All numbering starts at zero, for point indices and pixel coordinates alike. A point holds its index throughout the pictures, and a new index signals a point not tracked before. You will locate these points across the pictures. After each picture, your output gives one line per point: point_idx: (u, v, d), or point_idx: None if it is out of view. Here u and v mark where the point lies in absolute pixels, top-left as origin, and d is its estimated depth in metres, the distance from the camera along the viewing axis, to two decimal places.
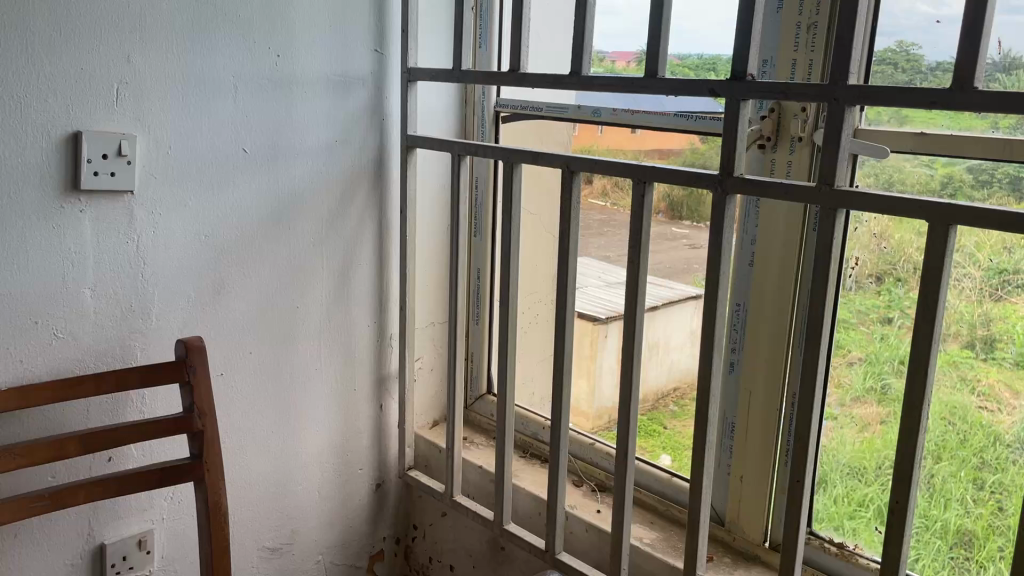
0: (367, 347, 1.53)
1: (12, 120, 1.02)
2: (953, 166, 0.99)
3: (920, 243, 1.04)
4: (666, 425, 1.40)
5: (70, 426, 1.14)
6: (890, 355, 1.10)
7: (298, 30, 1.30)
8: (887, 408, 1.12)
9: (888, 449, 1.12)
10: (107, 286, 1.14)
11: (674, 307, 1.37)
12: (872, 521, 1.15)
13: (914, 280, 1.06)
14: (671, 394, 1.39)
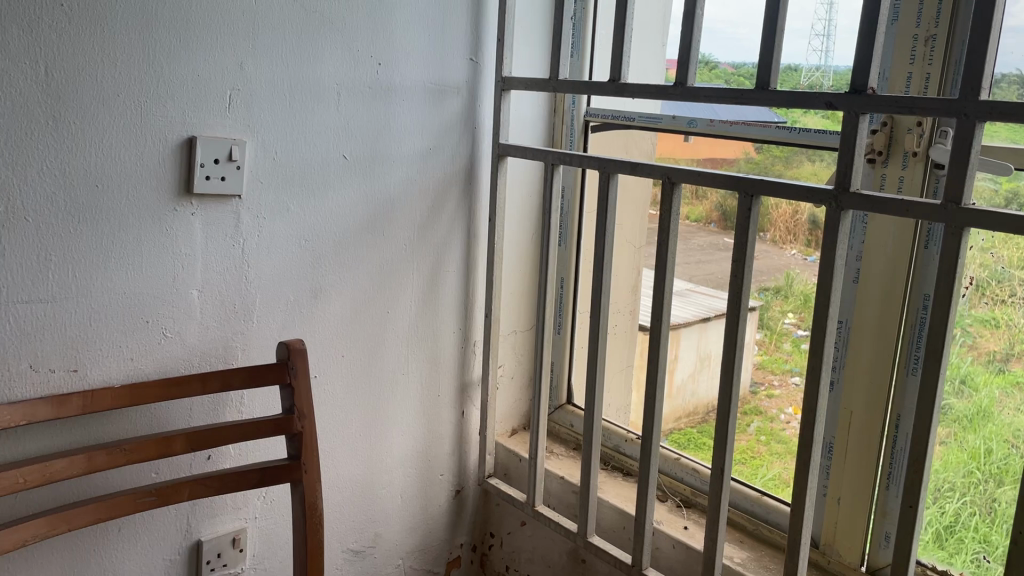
0: (452, 354, 1.53)
1: (133, 124, 1.05)
2: (1018, 181, 0.99)
3: (980, 260, 1.06)
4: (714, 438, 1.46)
5: (174, 424, 1.17)
6: (951, 374, 1.10)
7: (399, 40, 1.31)
8: (947, 428, 1.12)
9: (948, 472, 1.12)
10: (213, 287, 1.17)
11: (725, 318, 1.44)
12: (931, 544, 1.14)
13: (981, 297, 1.07)
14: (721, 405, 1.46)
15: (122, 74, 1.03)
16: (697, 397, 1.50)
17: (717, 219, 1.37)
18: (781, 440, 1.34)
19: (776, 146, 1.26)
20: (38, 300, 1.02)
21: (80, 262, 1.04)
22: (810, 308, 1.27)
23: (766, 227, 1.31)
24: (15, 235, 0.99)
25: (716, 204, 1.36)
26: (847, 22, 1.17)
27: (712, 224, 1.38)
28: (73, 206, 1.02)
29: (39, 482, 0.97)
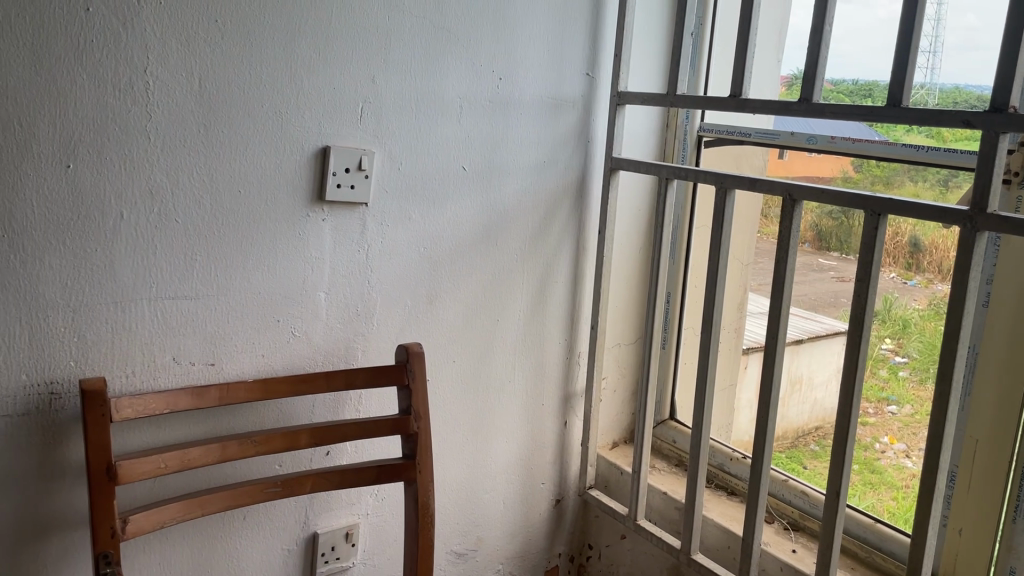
0: (558, 364, 1.55)
1: (274, 134, 1.12)
2: None
3: None
4: (806, 465, 1.45)
5: (297, 419, 1.22)
6: None
7: (520, 55, 1.35)
8: None
9: None
10: (339, 290, 1.23)
11: (818, 342, 1.43)
12: None
13: None
14: (813, 432, 1.44)
15: (267, 87, 1.10)
16: (787, 422, 1.47)
17: (812, 239, 1.39)
18: (878, 470, 1.34)
19: (875, 163, 1.26)
20: (184, 296, 1.09)
21: (222, 262, 1.11)
22: (908, 334, 1.26)
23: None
24: (166, 235, 1.06)
25: (812, 224, 1.38)
26: (954, 39, 1.15)
27: (806, 244, 1.39)
28: (217, 209, 1.09)
29: (178, 468, 1.03)
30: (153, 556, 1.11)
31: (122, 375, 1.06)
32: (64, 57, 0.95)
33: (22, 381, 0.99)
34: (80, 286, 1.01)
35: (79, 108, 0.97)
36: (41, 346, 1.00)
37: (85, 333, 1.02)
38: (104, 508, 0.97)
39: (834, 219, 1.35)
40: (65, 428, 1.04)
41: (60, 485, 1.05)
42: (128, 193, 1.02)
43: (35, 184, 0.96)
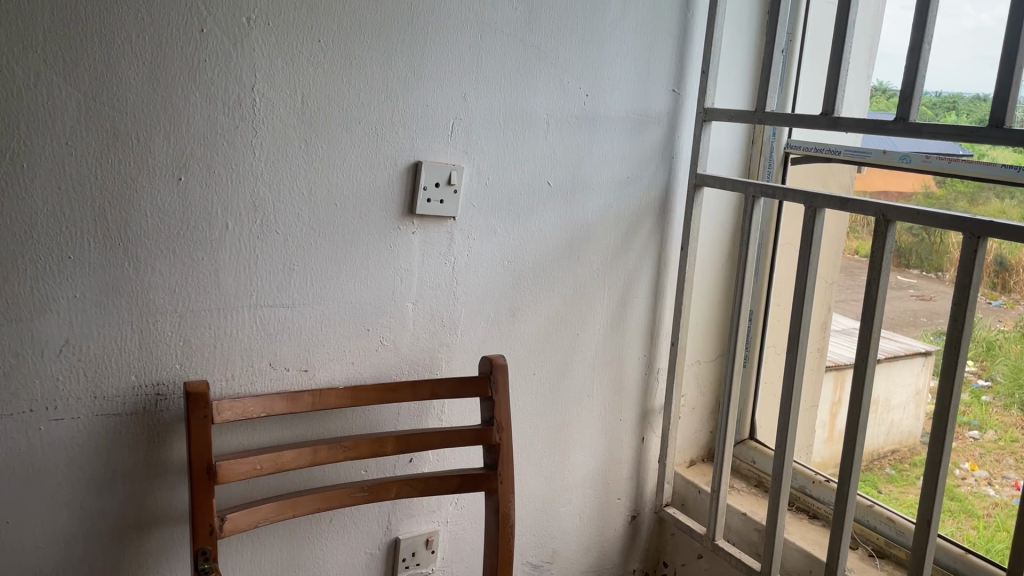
0: (637, 379, 1.54)
1: (369, 149, 1.16)
2: None
3: None
4: (881, 489, 1.43)
5: (383, 426, 1.25)
6: None
7: (607, 72, 1.36)
8: None
9: None
10: (426, 301, 1.26)
11: (896, 363, 1.38)
12: None
13: None
14: (889, 456, 1.41)
15: (364, 103, 1.14)
16: None
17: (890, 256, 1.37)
18: (956, 497, 1.29)
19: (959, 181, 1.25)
20: (281, 305, 1.14)
21: (316, 271, 1.16)
22: (994, 356, 1.23)
23: (945, 265, 1.28)
24: (267, 245, 1.11)
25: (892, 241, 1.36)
26: None
27: None
28: (315, 222, 1.14)
29: (272, 470, 1.07)
30: (245, 554, 1.15)
31: (223, 378, 1.12)
32: (179, 75, 1.00)
33: (131, 382, 1.05)
34: (188, 292, 1.06)
35: (191, 124, 1.02)
36: (150, 349, 1.05)
37: (190, 337, 1.08)
38: (204, 507, 1.01)
39: (915, 235, 1.33)
40: (168, 428, 1.09)
41: (162, 483, 1.10)
42: (233, 205, 1.07)
43: (149, 196, 1.01)
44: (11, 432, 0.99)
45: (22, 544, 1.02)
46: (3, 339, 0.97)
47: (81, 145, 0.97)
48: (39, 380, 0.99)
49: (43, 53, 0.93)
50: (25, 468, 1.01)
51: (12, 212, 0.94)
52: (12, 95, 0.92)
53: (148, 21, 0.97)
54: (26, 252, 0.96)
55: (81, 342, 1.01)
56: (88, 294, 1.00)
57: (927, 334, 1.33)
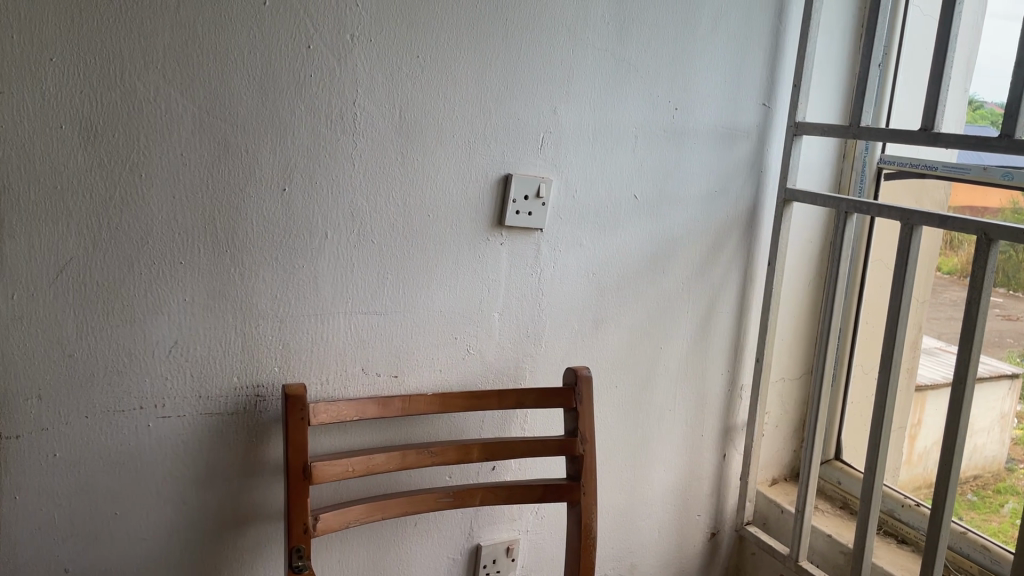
0: (720, 395, 1.53)
1: (462, 161, 1.18)
2: None
3: None
4: (963, 516, 1.39)
5: (468, 434, 1.27)
6: None
7: (697, 85, 1.36)
8: None
9: None
10: (512, 311, 1.28)
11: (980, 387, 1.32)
12: None
13: None
14: (971, 482, 1.37)
15: (458, 117, 1.16)
16: None
17: None
18: None
19: None
20: (374, 312, 1.17)
21: (408, 280, 1.19)
22: None
23: None
24: (363, 254, 1.14)
25: None
26: None
27: None
28: (409, 232, 1.17)
29: (362, 473, 1.10)
30: (334, 554, 1.18)
31: (318, 382, 1.16)
32: (285, 90, 1.05)
33: (233, 383, 1.10)
34: (288, 298, 1.11)
35: (296, 137, 1.07)
36: (251, 351, 1.10)
37: (289, 341, 1.12)
38: (298, 507, 1.05)
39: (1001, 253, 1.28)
40: (266, 429, 1.13)
41: (259, 481, 1.14)
42: (332, 215, 1.11)
43: (254, 205, 1.06)
44: (123, 428, 1.05)
45: (129, 535, 1.08)
46: (118, 339, 1.02)
47: (195, 157, 1.02)
48: (149, 379, 1.05)
49: (163, 70, 0.98)
50: (135, 462, 1.06)
51: (130, 219, 1.00)
52: (133, 109, 0.98)
53: (259, 38, 1.02)
54: (142, 257, 1.01)
55: (189, 344, 1.06)
56: (196, 298, 1.05)
57: (1012, 355, 1.30)
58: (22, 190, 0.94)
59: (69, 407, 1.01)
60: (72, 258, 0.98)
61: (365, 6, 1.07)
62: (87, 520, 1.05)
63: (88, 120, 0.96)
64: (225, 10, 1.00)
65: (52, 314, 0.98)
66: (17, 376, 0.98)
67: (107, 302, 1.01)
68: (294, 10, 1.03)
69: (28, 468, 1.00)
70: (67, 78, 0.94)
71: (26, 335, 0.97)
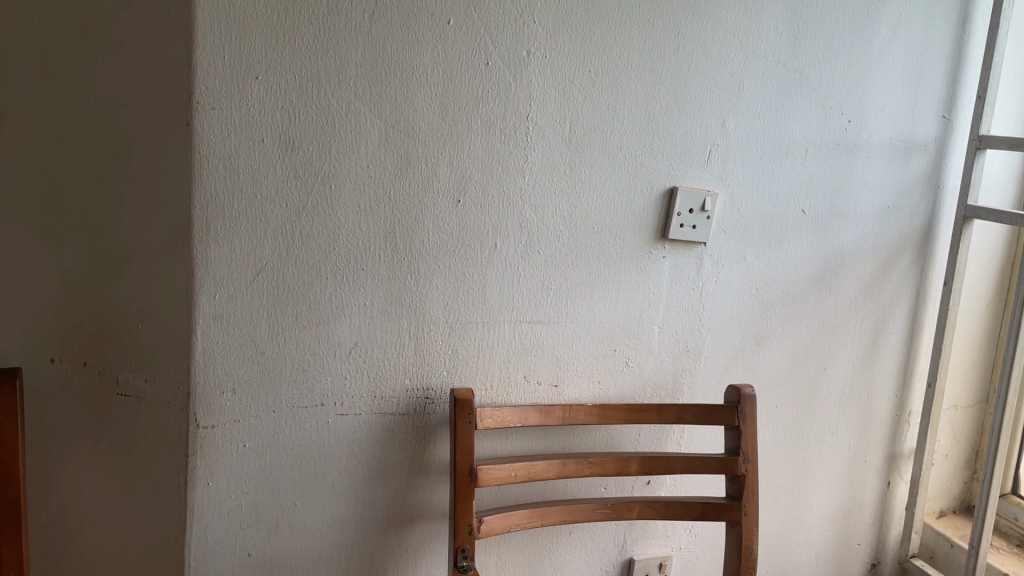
0: (886, 420, 1.46)
1: (629, 174, 1.18)
2: None
3: None
4: None
5: (624, 447, 1.27)
6: None
7: (871, 97, 1.31)
8: None
9: None
10: (672, 326, 1.27)
11: None
12: None
13: None
14: None
15: (628, 129, 1.17)
16: None
17: None
18: None
19: None
20: (537, 321, 1.19)
21: (572, 292, 1.20)
22: None
23: None
24: (529, 264, 1.17)
25: None
26: None
27: None
28: (574, 243, 1.18)
29: (525, 479, 1.13)
30: (492, 557, 1.21)
31: (483, 387, 1.19)
32: (464, 106, 1.09)
33: (405, 385, 1.15)
34: (458, 305, 1.15)
35: (472, 150, 1.11)
36: (423, 356, 1.15)
37: (457, 347, 1.16)
38: (464, 508, 1.08)
39: None
40: (434, 431, 1.18)
41: (425, 480, 1.19)
42: (502, 225, 1.14)
43: (432, 216, 1.11)
44: (306, 423, 1.11)
45: (306, 524, 1.14)
46: (305, 339, 1.09)
47: (379, 169, 1.07)
48: (330, 377, 1.11)
49: (354, 87, 1.04)
50: (314, 456, 1.13)
51: (320, 227, 1.06)
52: (327, 124, 1.04)
53: (442, 56, 1.07)
54: (328, 263, 1.08)
55: (367, 346, 1.12)
56: (375, 303, 1.11)
57: None
58: (227, 198, 1.02)
59: (259, 402, 1.09)
60: (267, 262, 1.05)
61: (542, 22, 1.09)
62: (270, 508, 1.12)
63: (286, 135, 1.03)
64: (412, 30, 1.05)
65: (248, 315, 1.06)
66: (216, 370, 1.06)
67: (296, 305, 1.08)
68: (476, 29, 1.07)
69: (221, 456, 1.08)
70: (270, 95, 1.01)
71: (225, 332, 1.05)
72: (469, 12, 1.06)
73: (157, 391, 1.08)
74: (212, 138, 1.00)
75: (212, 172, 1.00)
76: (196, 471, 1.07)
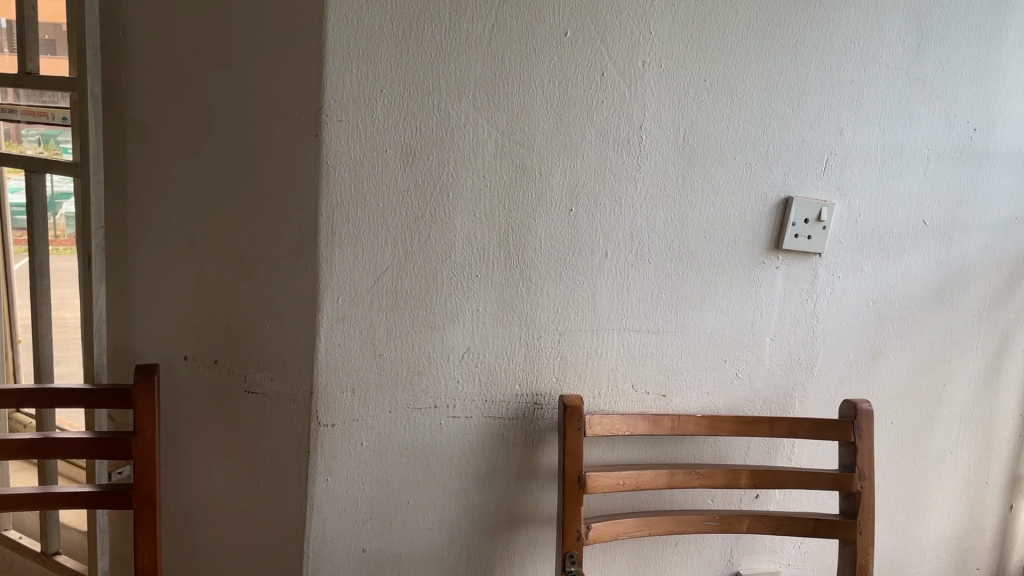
0: (1010, 441, 1.40)
1: (743, 183, 1.17)
2: None
3: None
4: None
5: (732, 459, 1.26)
6: None
7: (999, 104, 1.26)
8: None
9: None
10: (784, 337, 1.25)
11: None
12: None
13: None
14: None
15: (743, 139, 1.16)
16: None
17: None
18: None
19: None
20: (647, 330, 1.20)
21: (684, 302, 1.20)
22: None
23: None
24: (640, 274, 1.17)
25: None
26: None
27: None
28: (685, 253, 1.18)
29: (634, 487, 1.13)
30: (598, 564, 1.22)
31: (591, 395, 1.20)
32: (578, 116, 1.10)
33: (515, 390, 1.17)
34: (568, 312, 1.16)
35: (585, 160, 1.12)
36: (533, 362, 1.17)
37: (567, 354, 1.18)
38: (573, 513, 1.09)
39: None
40: (542, 436, 1.20)
41: (533, 485, 1.21)
42: (615, 234, 1.15)
43: (544, 224, 1.13)
44: (419, 424, 1.15)
45: (417, 523, 1.18)
46: (420, 343, 1.13)
47: (495, 179, 1.10)
48: (444, 380, 1.14)
49: (473, 99, 1.07)
50: (427, 456, 1.16)
51: (437, 234, 1.10)
52: (446, 134, 1.07)
53: (559, 67, 1.08)
54: (444, 269, 1.11)
55: (479, 351, 1.15)
56: (488, 309, 1.14)
57: None
58: (351, 206, 1.06)
59: (376, 402, 1.13)
60: (387, 267, 1.09)
61: (658, 32, 1.10)
62: (384, 506, 1.16)
63: (407, 145, 1.06)
64: (531, 43, 1.07)
65: (368, 318, 1.10)
66: (337, 371, 1.10)
67: (413, 309, 1.11)
68: (592, 39, 1.08)
69: (339, 454, 1.13)
70: (393, 107, 1.05)
71: (346, 334, 1.10)
72: (587, 24, 1.08)
73: (281, 389, 1.13)
74: (338, 149, 1.04)
75: (338, 181, 1.05)
76: (316, 467, 1.12)
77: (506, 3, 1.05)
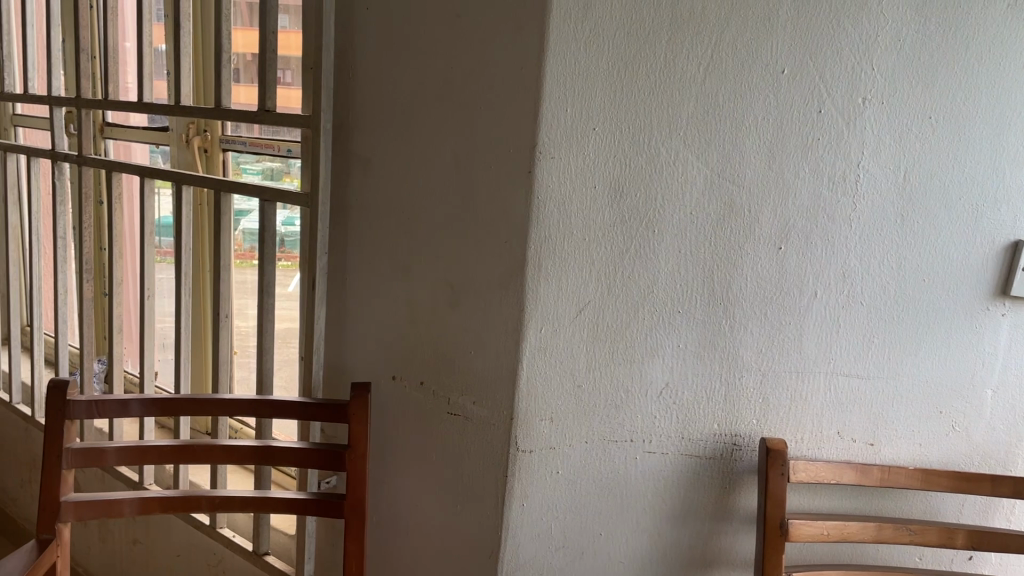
0: None
1: (967, 225, 1.11)
2: None
3: None
4: None
5: (945, 517, 1.18)
6: None
7: None
8: None
9: None
10: (1008, 390, 1.16)
11: None
12: None
13: None
14: None
15: (969, 178, 1.10)
16: None
17: None
18: None
19: None
20: (857, 375, 1.15)
21: (898, 347, 1.14)
22: None
23: None
24: (850, 316, 1.13)
25: None
26: None
27: None
28: (900, 295, 1.13)
29: (839, 539, 1.09)
30: None
31: (793, 439, 1.17)
32: (792, 153, 1.08)
33: (714, 430, 1.15)
34: (773, 352, 1.14)
35: (797, 198, 1.10)
36: (734, 402, 1.15)
37: (768, 394, 1.15)
38: (774, 560, 1.06)
39: None
40: (740, 478, 1.17)
41: (728, 527, 1.18)
42: (825, 274, 1.12)
43: (751, 262, 1.11)
44: (615, 456, 1.16)
45: (607, 554, 1.19)
46: (620, 376, 1.14)
47: (702, 216, 1.10)
48: (641, 415, 1.15)
49: (684, 137, 1.08)
50: (621, 489, 1.17)
51: (643, 268, 1.11)
52: (656, 171, 1.08)
53: (775, 104, 1.07)
54: (647, 304, 1.12)
55: (678, 387, 1.14)
56: (689, 345, 1.13)
57: None
58: (559, 239, 1.09)
59: (574, 432, 1.15)
60: (591, 300, 1.11)
61: (880, 69, 1.07)
62: (577, 534, 1.18)
63: (617, 182, 1.08)
64: (746, 80, 1.06)
65: (570, 349, 1.13)
66: (538, 399, 1.14)
67: (615, 342, 1.13)
68: (809, 76, 1.06)
69: (536, 480, 1.15)
70: (606, 144, 1.07)
71: (549, 364, 1.13)
72: (805, 60, 1.06)
73: (483, 413, 1.17)
74: (551, 185, 1.08)
75: (548, 215, 1.09)
76: (513, 491, 1.15)
77: (724, 41, 1.05)
